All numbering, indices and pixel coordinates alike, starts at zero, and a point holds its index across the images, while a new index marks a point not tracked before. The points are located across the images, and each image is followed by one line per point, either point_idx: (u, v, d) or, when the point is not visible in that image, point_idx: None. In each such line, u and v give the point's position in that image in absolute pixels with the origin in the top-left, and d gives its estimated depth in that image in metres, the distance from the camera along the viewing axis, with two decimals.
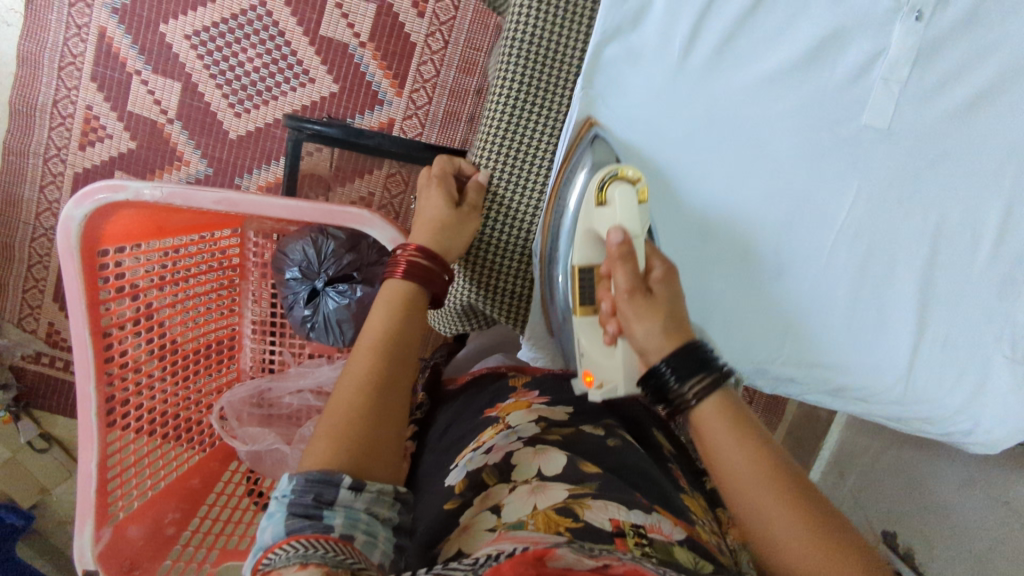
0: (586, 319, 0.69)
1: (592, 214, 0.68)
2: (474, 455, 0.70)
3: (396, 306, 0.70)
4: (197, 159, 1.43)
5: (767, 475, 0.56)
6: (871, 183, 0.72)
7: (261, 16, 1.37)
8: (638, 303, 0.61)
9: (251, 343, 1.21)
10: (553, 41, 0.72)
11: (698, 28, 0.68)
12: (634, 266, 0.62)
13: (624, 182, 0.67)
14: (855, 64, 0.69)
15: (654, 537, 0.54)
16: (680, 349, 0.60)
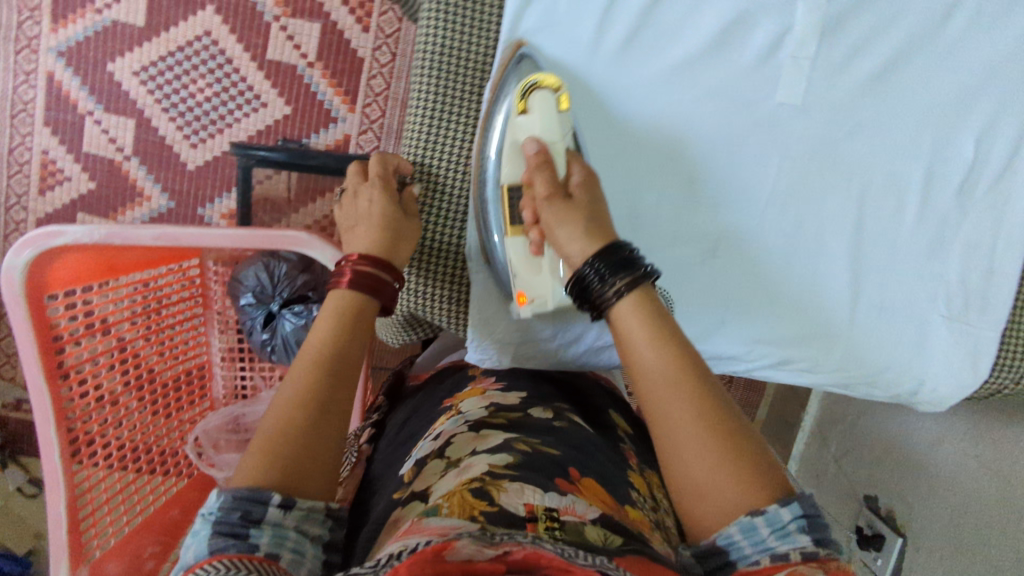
0: (517, 240, 0.70)
1: (517, 132, 0.68)
2: (425, 443, 0.67)
3: (334, 317, 0.63)
4: (159, 193, 1.43)
5: (682, 378, 0.54)
6: (791, 159, 0.73)
7: (206, 45, 1.36)
8: (562, 204, 0.62)
9: (222, 370, 1.22)
10: (463, 51, 0.73)
11: (604, 23, 0.68)
12: (551, 173, 0.63)
13: (545, 91, 0.67)
14: (763, 45, 0.69)
15: (567, 519, 0.49)
16: (603, 252, 0.59)
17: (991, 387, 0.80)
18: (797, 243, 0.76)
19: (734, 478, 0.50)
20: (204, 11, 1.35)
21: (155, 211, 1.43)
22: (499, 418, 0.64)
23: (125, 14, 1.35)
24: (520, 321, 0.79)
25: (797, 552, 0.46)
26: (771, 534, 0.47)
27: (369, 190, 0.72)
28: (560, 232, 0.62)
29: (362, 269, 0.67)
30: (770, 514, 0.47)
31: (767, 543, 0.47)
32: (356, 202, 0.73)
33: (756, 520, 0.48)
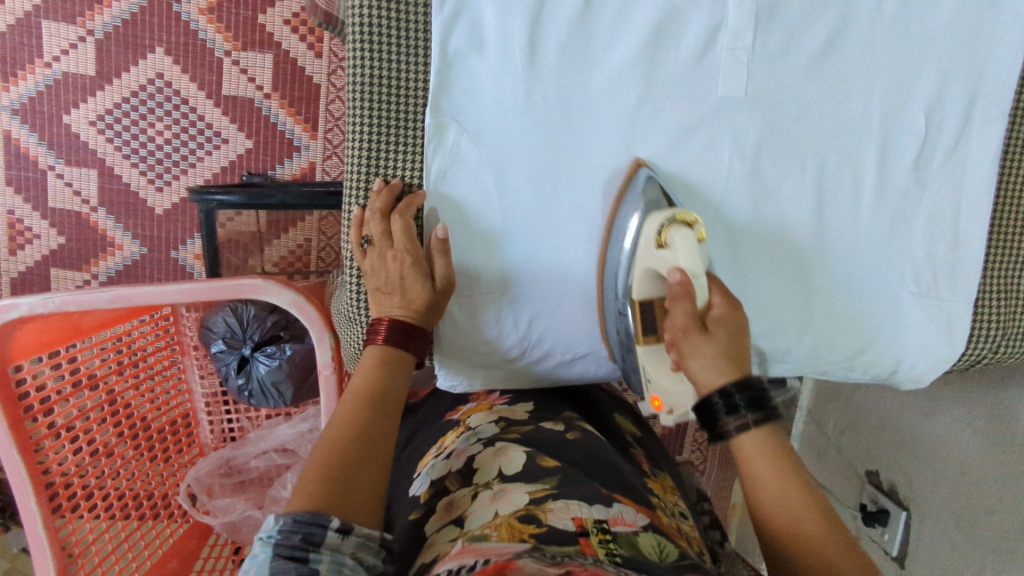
0: (650, 349, 0.65)
1: (648, 255, 0.65)
2: (436, 462, 0.70)
3: (370, 364, 0.66)
4: (131, 241, 1.37)
5: (803, 515, 0.55)
6: (742, 152, 0.72)
7: (161, 89, 1.30)
8: (706, 346, 0.58)
9: (207, 416, 1.21)
10: (396, 83, 0.68)
11: (535, 36, 0.67)
12: (691, 305, 0.59)
13: (683, 226, 0.63)
14: (698, 40, 0.68)
15: (619, 531, 0.52)
16: (739, 383, 0.57)
17: (969, 357, 0.79)
18: (759, 234, 0.75)
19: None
20: (154, 53, 1.29)
21: (131, 258, 1.37)
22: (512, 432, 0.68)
23: (75, 63, 1.28)
24: (491, 343, 0.74)
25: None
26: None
27: (401, 246, 0.67)
28: (690, 362, 0.59)
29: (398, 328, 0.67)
30: None
31: None
32: (383, 265, 0.68)
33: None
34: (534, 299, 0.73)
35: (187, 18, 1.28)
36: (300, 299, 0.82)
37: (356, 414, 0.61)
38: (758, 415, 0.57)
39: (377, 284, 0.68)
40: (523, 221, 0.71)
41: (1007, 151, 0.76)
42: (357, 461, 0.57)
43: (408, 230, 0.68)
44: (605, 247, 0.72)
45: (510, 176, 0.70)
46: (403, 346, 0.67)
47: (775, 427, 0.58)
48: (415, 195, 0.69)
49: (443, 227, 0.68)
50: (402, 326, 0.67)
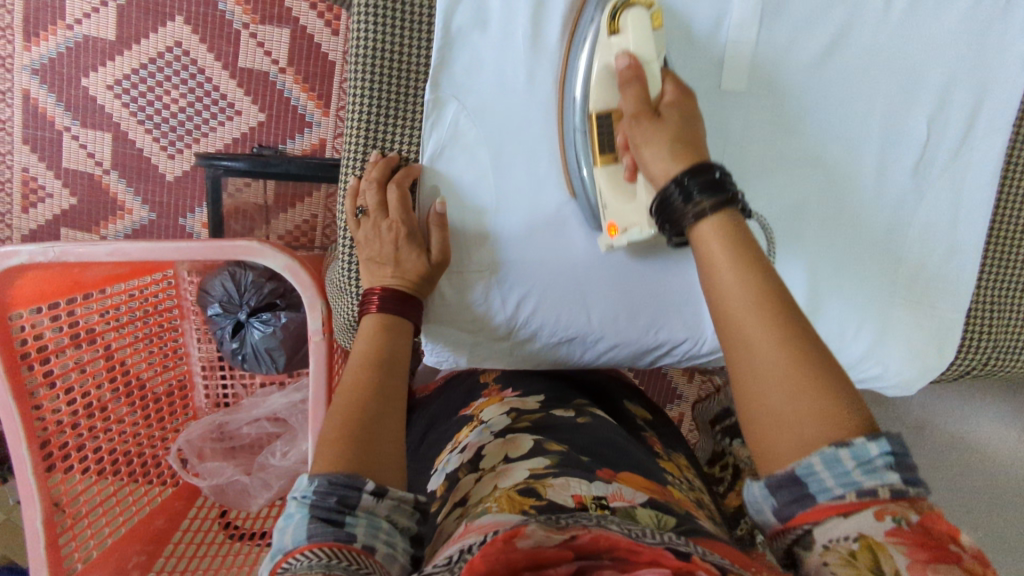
0: (608, 170, 0.64)
1: (602, 53, 0.62)
2: (451, 457, 0.66)
3: (369, 334, 0.65)
4: (140, 206, 1.39)
5: (770, 312, 0.48)
6: (740, 146, 0.72)
7: (178, 57, 1.32)
8: (652, 125, 0.57)
9: (203, 381, 1.23)
10: (397, 59, 0.68)
11: (538, 17, 0.67)
12: (642, 93, 0.58)
13: (638, 7, 0.60)
14: (701, 31, 0.68)
15: (616, 505, 0.50)
16: (691, 170, 0.53)
17: (957, 368, 0.79)
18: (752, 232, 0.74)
19: (816, 409, 0.44)
20: (173, 21, 1.30)
21: (138, 224, 1.39)
22: (524, 421, 0.64)
23: (96, 27, 1.30)
24: (477, 318, 0.74)
25: (886, 488, 0.41)
26: (857, 466, 0.41)
27: (396, 216, 0.68)
28: (646, 151, 0.57)
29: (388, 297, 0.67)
30: (856, 446, 0.42)
31: (852, 477, 0.41)
32: (377, 234, 0.68)
33: (841, 453, 0.42)
34: (523, 279, 0.73)
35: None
36: (293, 263, 0.82)
37: (364, 377, 0.61)
38: (717, 200, 0.52)
39: (371, 254, 0.68)
40: (516, 201, 0.71)
41: (1009, 162, 0.75)
42: (371, 424, 0.58)
43: (404, 201, 0.68)
44: (562, 75, 0.68)
45: (506, 155, 0.70)
46: (401, 314, 0.67)
47: (740, 226, 0.52)
48: (412, 166, 0.69)
49: (442, 201, 0.70)
50: (398, 295, 0.67)
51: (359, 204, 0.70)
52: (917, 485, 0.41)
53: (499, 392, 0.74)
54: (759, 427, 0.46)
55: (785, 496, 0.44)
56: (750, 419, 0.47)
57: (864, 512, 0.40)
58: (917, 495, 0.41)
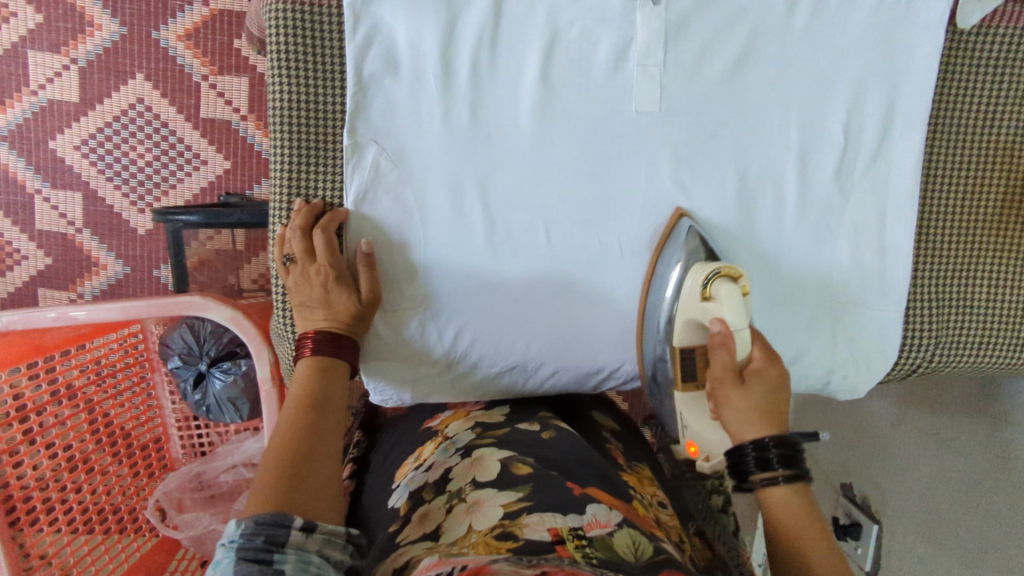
0: (689, 396, 0.66)
1: (692, 304, 0.67)
2: (415, 474, 0.70)
3: (309, 375, 0.66)
4: (115, 261, 1.36)
5: (825, 543, 0.55)
6: (658, 165, 0.73)
7: (141, 113, 1.29)
8: (741, 395, 0.59)
9: (178, 432, 1.23)
10: (315, 112, 0.70)
11: (447, 55, 0.69)
12: (730, 356, 0.60)
13: (728, 280, 0.64)
14: (609, 57, 0.70)
15: (593, 535, 0.52)
16: (775, 438, 0.58)
17: (903, 367, 0.79)
18: None
19: None
20: (134, 79, 1.28)
21: (111, 279, 1.37)
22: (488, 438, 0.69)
23: (60, 91, 1.27)
24: (418, 357, 0.75)
25: None
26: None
27: (324, 260, 0.68)
28: (723, 410, 0.61)
29: (321, 340, 0.68)
30: None
31: None
32: (306, 281, 0.69)
33: None
34: (457, 312, 0.74)
35: (165, 43, 1.27)
36: (238, 315, 0.85)
37: (303, 416, 0.62)
38: (791, 471, 0.57)
39: (303, 300, 0.69)
40: (441, 238, 0.72)
41: (929, 161, 0.75)
42: (307, 464, 0.59)
43: (331, 245, 0.69)
44: (643, 311, 0.74)
45: (429, 195, 0.71)
46: (336, 354, 0.68)
47: (803, 487, 0.59)
48: (337, 211, 0.70)
49: (368, 241, 0.70)
50: (332, 336, 0.68)
51: (286, 251, 0.71)
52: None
53: (465, 408, 0.81)
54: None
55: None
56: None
57: None
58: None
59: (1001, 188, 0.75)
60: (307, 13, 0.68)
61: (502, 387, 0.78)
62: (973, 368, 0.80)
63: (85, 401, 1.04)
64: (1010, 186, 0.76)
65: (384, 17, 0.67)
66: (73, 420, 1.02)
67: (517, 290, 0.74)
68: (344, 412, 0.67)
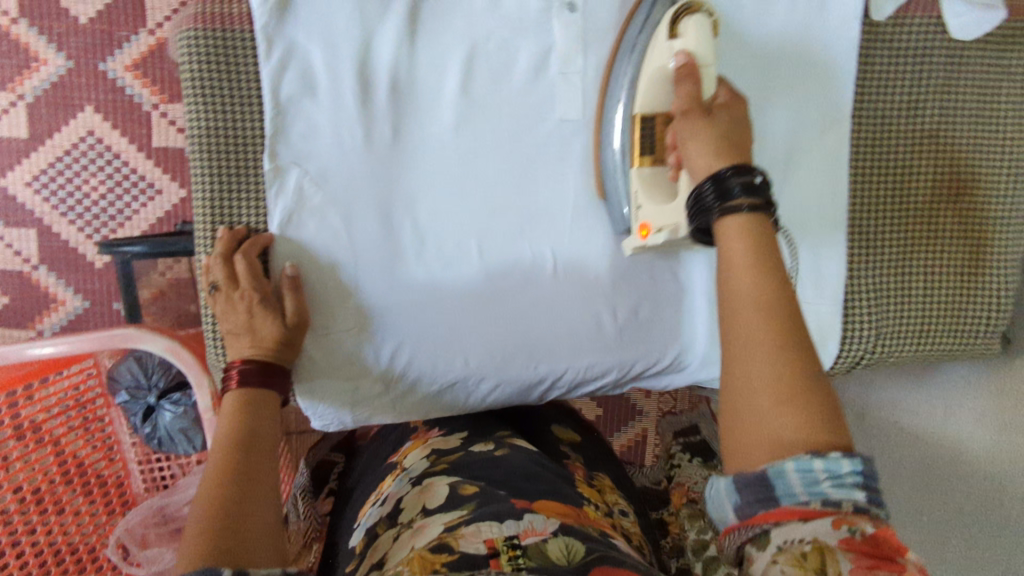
0: (647, 172, 0.65)
1: (659, 52, 0.62)
2: (373, 510, 0.66)
3: (231, 418, 0.61)
4: (74, 295, 1.28)
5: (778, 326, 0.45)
6: (587, 170, 0.73)
7: (93, 146, 1.23)
8: (705, 127, 0.54)
9: (139, 466, 1.10)
10: (236, 137, 0.69)
11: (366, 73, 0.68)
12: (695, 87, 0.57)
13: (698, 14, 0.61)
14: (529, 67, 0.70)
15: (528, 543, 0.50)
16: (734, 169, 0.51)
17: (847, 359, 0.79)
18: (617, 266, 0.75)
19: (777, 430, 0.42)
20: (84, 112, 1.22)
21: (72, 314, 1.28)
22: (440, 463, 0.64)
23: (8, 127, 1.21)
24: (353, 377, 0.74)
25: (851, 503, 0.40)
26: (829, 482, 0.40)
27: (247, 284, 0.67)
28: (686, 145, 0.55)
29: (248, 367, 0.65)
30: (831, 461, 0.40)
31: (820, 488, 0.40)
32: (230, 308, 0.67)
33: (816, 463, 0.40)
34: (394, 330, 0.73)
35: (113, 74, 1.22)
36: (174, 345, 0.85)
37: (234, 450, 0.57)
38: (755, 199, 0.49)
39: (229, 327, 0.67)
40: (373, 257, 0.72)
41: (857, 152, 0.75)
42: (244, 498, 0.53)
43: (255, 270, 0.68)
44: (604, 89, 0.70)
45: (356, 214, 0.71)
46: (263, 385, 0.65)
47: (764, 223, 0.50)
48: (259, 235, 0.69)
49: (292, 265, 0.70)
50: (261, 366, 0.66)
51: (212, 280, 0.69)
52: (882, 506, 0.40)
53: (425, 435, 0.74)
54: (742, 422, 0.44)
55: (750, 492, 0.42)
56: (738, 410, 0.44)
57: (823, 522, 0.40)
58: (880, 515, 0.40)
59: (928, 175, 0.76)
60: (222, 39, 0.67)
61: (443, 402, 0.77)
62: (917, 354, 0.80)
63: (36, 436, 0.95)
64: (936, 173, 0.76)
65: (298, 39, 0.67)
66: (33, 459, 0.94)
67: (451, 305, 0.73)
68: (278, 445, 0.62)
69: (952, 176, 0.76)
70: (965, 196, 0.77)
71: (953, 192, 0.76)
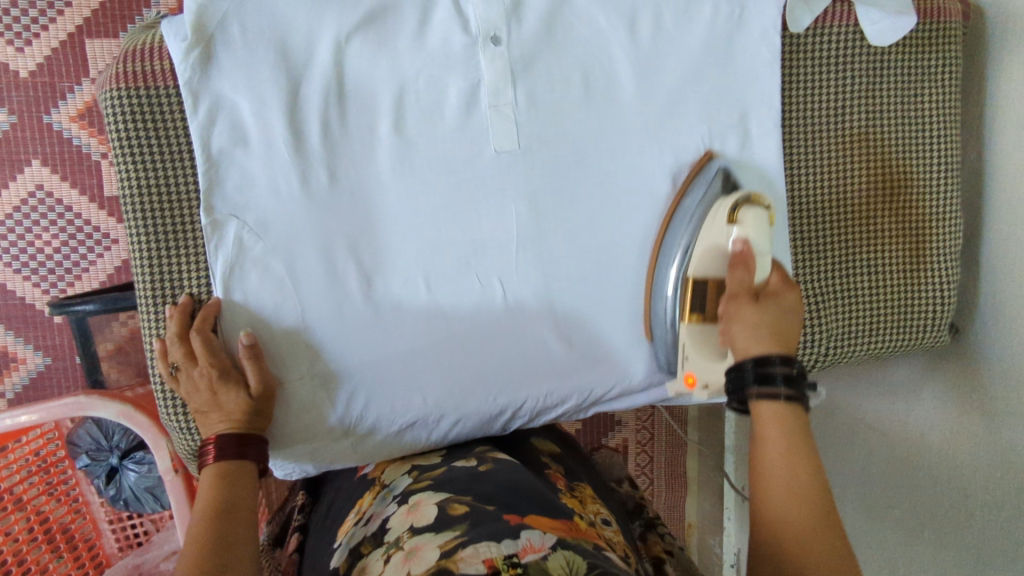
0: (695, 329, 0.68)
1: (716, 229, 0.69)
2: (355, 529, 0.65)
3: (211, 481, 0.62)
4: (34, 352, 1.22)
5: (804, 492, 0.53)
6: (531, 196, 0.73)
7: (42, 200, 1.17)
8: (752, 311, 0.61)
9: (109, 525, 1.07)
10: (171, 195, 0.68)
11: (297, 121, 0.68)
12: (747, 272, 0.64)
13: (757, 206, 0.68)
14: (460, 102, 0.70)
15: (529, 561, 0.48)
16: (783, 356, 0.58)
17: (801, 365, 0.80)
18: (566, 291, 0.75)
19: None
20: (30, 166, 1.16)
21: (33, 372, 1.22)
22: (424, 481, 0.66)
23: None
24: (315, 426, 0.72)
25: None
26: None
27: (205, 362, 0.66)
28: (734, 327, 0.62)
29: (220, 440, 0.64)
30: None
31: None
32: (191, 388, 0.66)
33: None
34: (350, 374, 0.72)
35: (59, 127, 1.16)
36: (126, 408, 0.84)
37: (209, 528, 0.58)
38: (792, 392, 0.57)
39: (195, 407, 0.67)
40: (321, 304, 0.71)
41: (790, 160, 0.77)
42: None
43: (210, 344, 0.66)
44: (659, 242, 0.75)
45: (300, 262, 0.70)
46: (241, 457, 0.64)
47: (800, 416, 0.57)
48: (208, 306, 0.68)
49: (249, 331, 0.68)
50: (234, 438, 0.65)
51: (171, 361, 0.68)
52: None
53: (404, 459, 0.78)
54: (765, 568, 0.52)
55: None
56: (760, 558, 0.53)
57: None
58: None
59: (860, 177, 0.78)
60: (148, 99, 0.66)
61: (411, 442, 0.76)
62: (870, 352, 0.81)
63: (14, 501, 0.93)
64: (869, 173, 0.78)
65: (224, 90, 0.67)
66: (20, 526, 0.92)
67: (404, 345, 0.73)
68: (257, 515, 0.62)
69: (884, 176, 0.78)
70: (901, 193, 0.78)
71: (888, 190, 0.78)
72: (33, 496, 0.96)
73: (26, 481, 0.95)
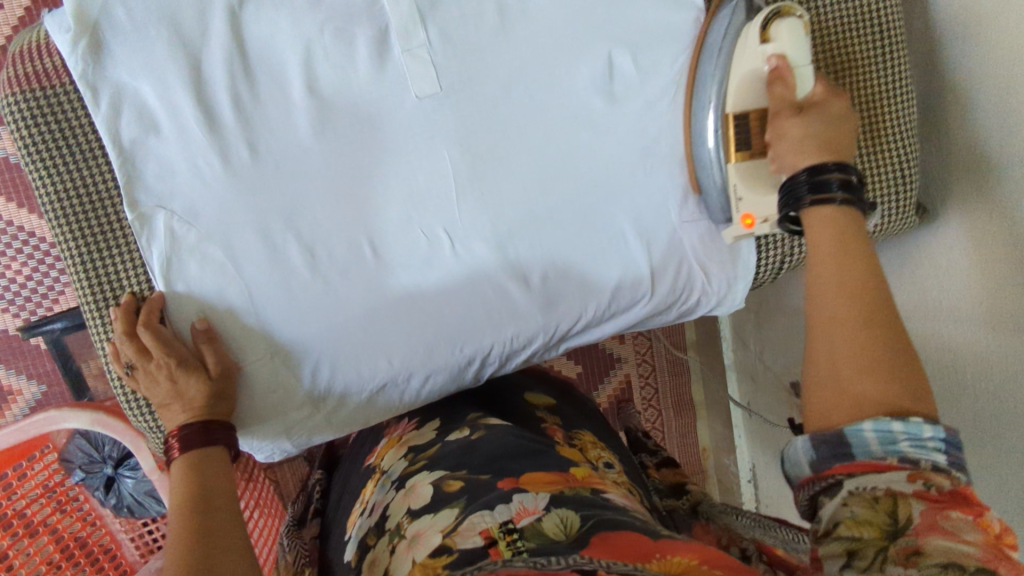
0: (743, 166, 0.67)
1: (750, 53, 0.67)
2: (361, 520, 0.62)
3: (183, 474, 0.60)
4: (28, 382, 1.20)
5: (866, 303, 0.51)
6: (464, 139, 0.71)
7: (4, 230, 1.15)
8: (798, 121, 0.61)
9: (128, 535, 1.08)
10: (92, 198, 0.66)
11: (205, 98, 0.65)
12: (792, 87, 0.63)
13: (790, 18, 0.66)
14: (372, 53, 0.67)
15: (525, 524, 0.45)
16: (838, 162, 0.57)
17: (768, 269, 0.80)
18: (515, 229, 0.73)
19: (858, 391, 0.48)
20: None
21: (32, 401, 1.19)
22: (418, 462, 0.62)
23: None
24: (282, 403, 0.72)
25: (929, 463, 0.43)
26: (906, 441, 0.44)
27: (159, 353, 0.65)
28: (784, 139, 0.62)
29: (185, 433, 0.63)
30: (913, 425, 0.44)
31: (898, 445, 0.44)
32: (147, 380, 0.65)
33: (895, 426, 0.45)
34: (310, 348, 0.71)
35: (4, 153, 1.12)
36: (97, 416, 0.86)
37: (186, 518, 0.55)
38: (849, 193, 0.56)
39: (156, 401, 0.66)
40: (265, 283, 0.69)
41: None
42: (209, 554, 0.52)
43: (160, 336, 0.65)
44: (691, 90, 0.73)
45: (237, 244, 0.68)
46: (208, 443, 0.63)
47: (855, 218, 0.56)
48: (151, 298, 0.67)
49: (202, 317, 0.68)
50: (200, 428, 0.64)
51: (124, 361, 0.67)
52: (964, 472, 0.43)
53: (398, 430, 0.73)
54: (822, 385, 0.50)
55: (824, 447, 0.46)
56: (814, 387, 0.51)
57: (899, 474, 0.43)
58: (960, 476, 0.42)
59: None
60: (46, 101, 0.64)
61: (385, 407, 0.75)
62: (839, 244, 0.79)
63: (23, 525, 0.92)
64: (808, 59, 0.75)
65: (123, 79, 0.64)
66: (35, 547, 0.92)
67: (358, 311, 0.71)
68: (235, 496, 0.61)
69: (825, 57, 0.75)
70: (844, 75, 0.76)
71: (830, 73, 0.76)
72: (43, 516, 0.97)
73: (32, 503, 0.96)
